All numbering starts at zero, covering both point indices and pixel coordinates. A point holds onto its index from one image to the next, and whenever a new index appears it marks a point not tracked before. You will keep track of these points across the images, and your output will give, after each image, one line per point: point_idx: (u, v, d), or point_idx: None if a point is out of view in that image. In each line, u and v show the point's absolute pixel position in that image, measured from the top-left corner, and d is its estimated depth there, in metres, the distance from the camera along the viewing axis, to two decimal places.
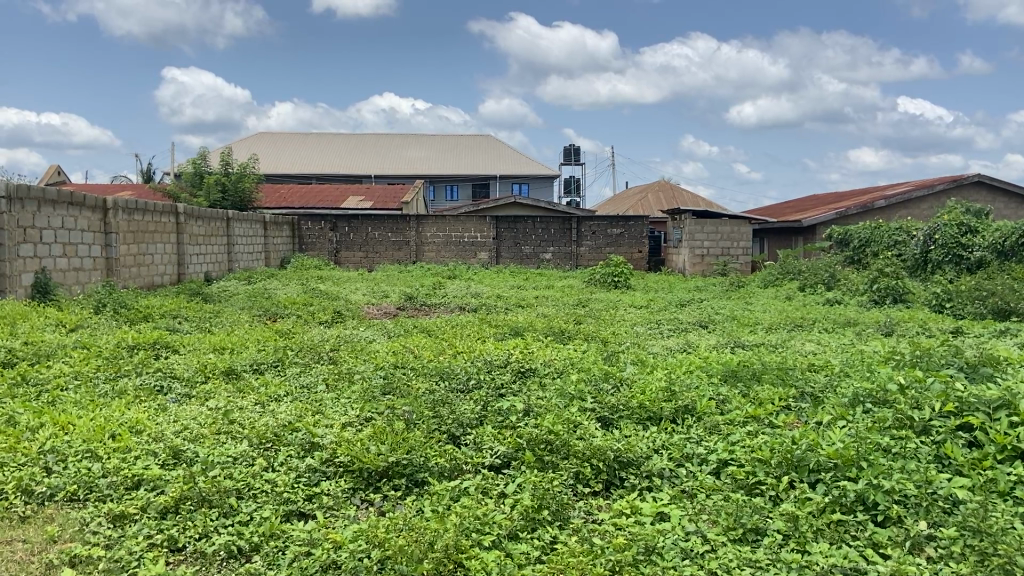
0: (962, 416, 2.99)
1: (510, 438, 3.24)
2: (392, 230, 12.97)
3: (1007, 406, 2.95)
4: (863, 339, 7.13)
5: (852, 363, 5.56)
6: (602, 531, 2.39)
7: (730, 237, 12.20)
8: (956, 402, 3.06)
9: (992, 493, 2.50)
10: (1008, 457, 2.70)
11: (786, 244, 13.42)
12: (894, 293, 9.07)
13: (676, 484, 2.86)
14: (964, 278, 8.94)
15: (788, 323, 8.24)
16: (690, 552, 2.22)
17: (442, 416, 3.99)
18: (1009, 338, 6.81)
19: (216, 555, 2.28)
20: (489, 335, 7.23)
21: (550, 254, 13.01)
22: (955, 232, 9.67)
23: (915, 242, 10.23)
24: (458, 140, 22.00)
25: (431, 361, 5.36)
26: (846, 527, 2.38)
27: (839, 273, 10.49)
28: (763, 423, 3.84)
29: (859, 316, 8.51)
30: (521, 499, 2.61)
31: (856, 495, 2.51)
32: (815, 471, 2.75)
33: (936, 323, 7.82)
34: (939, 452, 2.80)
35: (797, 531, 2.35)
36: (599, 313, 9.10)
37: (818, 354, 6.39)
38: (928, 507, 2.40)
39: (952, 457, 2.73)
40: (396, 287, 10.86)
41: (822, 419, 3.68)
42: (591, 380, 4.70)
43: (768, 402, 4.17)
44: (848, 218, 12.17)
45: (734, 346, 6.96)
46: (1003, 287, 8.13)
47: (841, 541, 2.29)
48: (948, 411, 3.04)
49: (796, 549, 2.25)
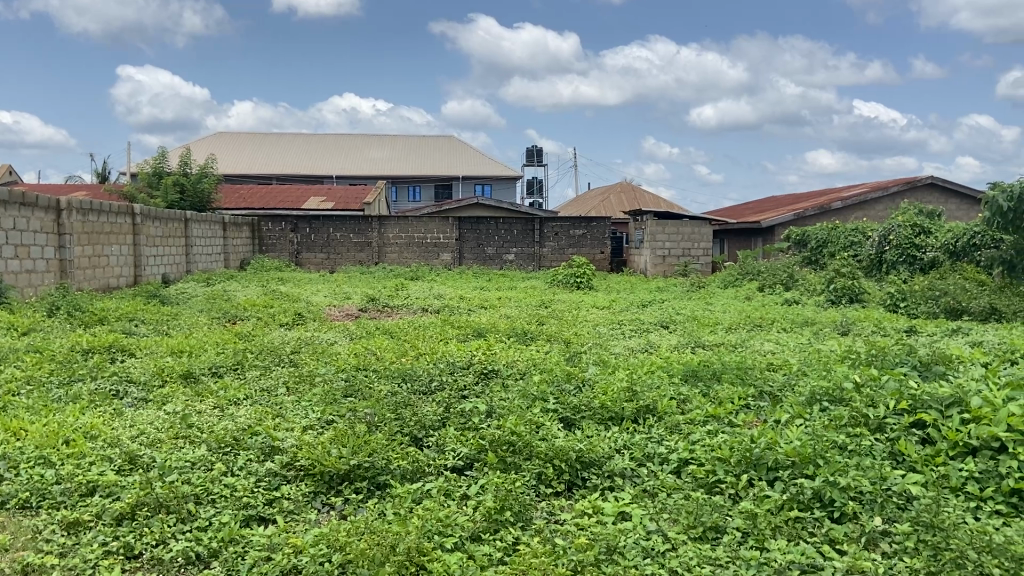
0: (916, 413, 3.05)
1: (473, 439, 3.22)
2: (354, 231, 12.85)
3: (958, 404, 3.00)
4: (820, 339, 7.26)
5: (810, 362, 5.66)
6: (564, 532, 2.39)
7: (691, 238, 12.31)
8: (910, 400, 3.12)
9: (945, 488, 2.55)
10: (960, 452, 2.74)
11: (746, 245, 13.56)
12: (850, 293, 9.26)
13: (638, 483, 2.87)
14: (918, 278, 9.17)
15: (747, 322, 8.36)
16: (651, 551, 2.24)
17: (404, 419, 3.97)
18: (961, 337, 7.00)
19: (173, 561, 2.23)
20: (452, 336, 7.21)
21: (512, 255, 13.02)
22: (909, 233, 9.96)
23: (870, 243, 10.46)
24: (421, 141, 21.92)
25: (393, 363, 5.32)
26: (803, 524, 2.41)
27: (797, 274, 10.66)
28: (723, 422, 3.88)
29: (816, 316, 8.66)
30: (484, 501, 2.60)
31: (813, 491, 2.54)
32: (773, 469, 2.78)
33: (891, 322, 8.00)
34: (893, 449, 2.86)
35: (756, 528, 2.37)
36: (562, 314, 9.14)
37: (776, 354, 6.47)
38: (883, 503, 2.45)
39: (906, 454, 2.79)
40: (358, 288, 10.77)
41: (780, 417, 3.73)
42: (554, 381, 4.71)
43: (728, 401, 4.22)
44: (807, 219, 12.35)
45: (695, 346, 7.04)
46: (954, 286, 8.37)
47: (799, 537, 2.32)
48: (902, 409, 3.10)
49: (755, 547, 2.27)
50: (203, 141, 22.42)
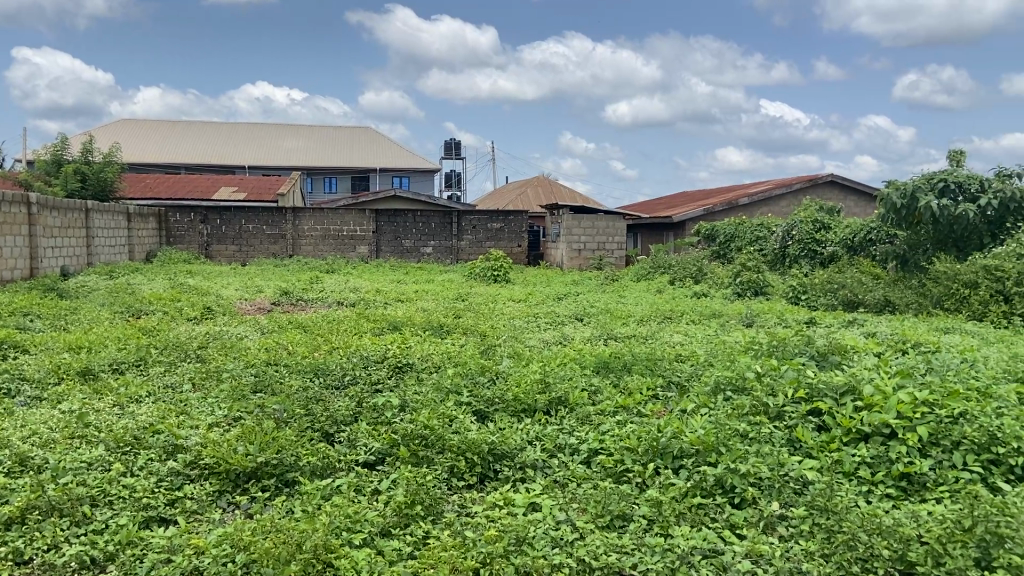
0: (812, 402, 3.16)
1: (385, 434, 3.18)
2: (267, 222, 12.56)
3: (851, 392, 3.13)
4: (726, 330, 7.49)
5: (716, 353, 5.83)
6: (475, 524, 2.38)
7: (606, 232, 12.53)
8: (807, 389, 3.24)
9: (838, 473, 2.65)
10: (853, 439, 2.84)
11: (659, 239, 13.87)
12: (755, 286, 9.58)
13: (548, 474, 2.90)
14: (818, 272, 9.55)
15: (658, 315, 8.55)
16: (559, 540, 2.24)
17: (314, 415, 3.90)
18: (856, 328, 7.32)
19: (66, 566, 2.10)
20: (367, 330, 7.12)
21: (430, 248, 12.97)
22: (810, 229, 10.41)
23: (775, 238, 10.86)
24: (337, 131, 21.58)
25: (306, 358, 5.21)
26: (705, 510, 2.46)
27: (705, 268, 10.97)
28: (632, 412, 3.95)
29: (722, 308, 8.92)
30: (395, 496, 2.57)
31: (715, 479, 2.61)
32: (678, 457, 2.86)
33: (793, 314, 8.32)
34: (791, 436, 2.95)
35: (661, 515, 2.41)
36: (478, 307, 9.15)
37: (685, 345, 6.65)
38: (780, 488, 2.53)
39: (803, 440, 2.88)
40: (271, 282, 10.52)
41: (686, 407, 3.82)
42: (467, 375, 4.69)
43: (638, 391, 4.31)
44: (715, 214, 12.71)
45: (608, 338, 7.15)
46: (852, 280, 8.75)
47: (701, 523, 2.36)
48: (800, 397, 3.20)
49: (660, 533, 2.32)
50: (105, 128, 21.48)
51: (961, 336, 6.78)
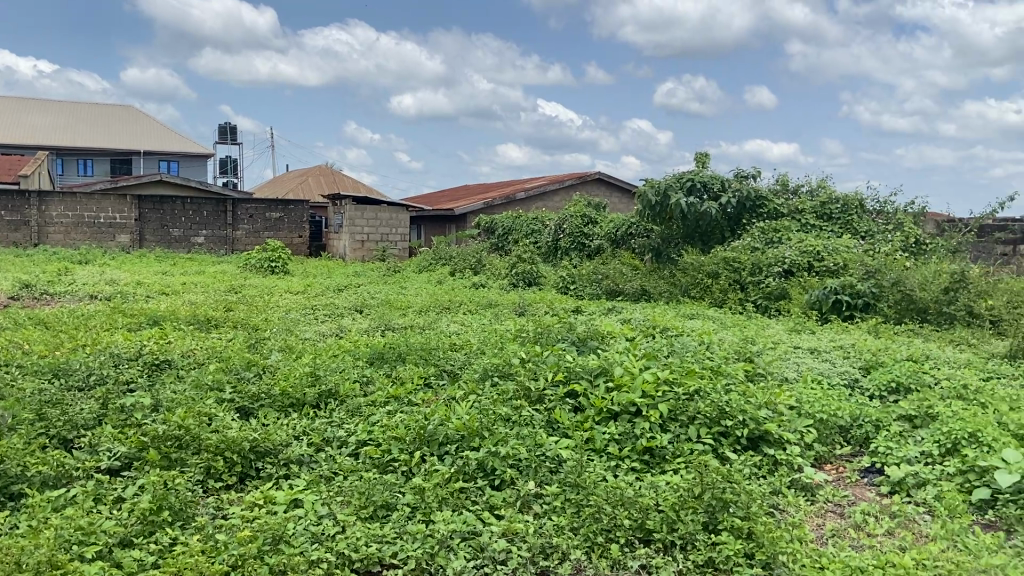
0: (569, 384, 3.29)
1: (132, 437, 2.67)
2: (5, 207, 11.20)
3: (603, 373, 3.31)
4: (499, 319, 7.67)
5: (488, 341, 5.92)
6: (229, 526, 2.09)
7: (389, 223, 12.49)
8: (565, 372, 3.36)
9: (590, 451, 2.78)
10: (604, 417, 3.02)
11: (441, 230, 14.02)
12: (528, 277, 9.93)
13: (314, 469, 2.64)
14: (585, 263, 10.08)
15: (436, 305, 8.59)
16: (319, 536, 2.08)
17: (48, 421, 3.09)
18: (613, 315, 7.78)
19: None
20: (120, 325, 6.50)
21: (202, 238, 12.20)
22: (579, 223, 11.02)
23: (547, 231, 11.39)
24: (93, 109, 19.70)
25: (42, 357, 4.63)
26: (467, 494, 2.42)
27: (484, 259, 11.23)
28: (403, 402, 3.73)
29: (498, 298, 9.14)
30: (138, 502, 2.16)
31: (475, 463, 2.59)
32: (444, 444, 2.76)
33: (561, 303, 8.69)
34: (550, 417, 3.03)
35: (424, 501, 2.32)
36: (252, 300, 8.70)
37: (460, 335, 6.72)
38: (536, 468, 2.56)
39: (560, 421, 2.98)
40: (9, 274, 9.36)
41: (454, 394, 3.70)
42: (233, 369, 4.14)
43: (410, 380, 4.06)
44: (494, 208, 13.08)
45: (385, 329, 7.06)
46: (614, 271, 9.29)
47: (462, 506, 2.31)
48: (558, 379, 3.31)
49: (422, 520, 2.23)
50: None
51: (703, 322, 7.37)
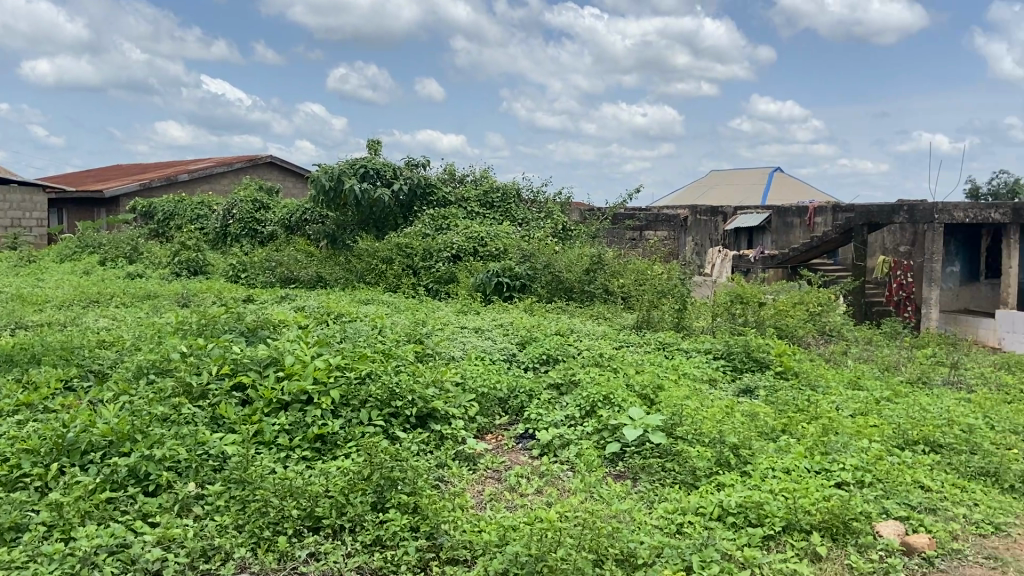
0: (236, 375, 3.15)
1: None
2: None
3: (274, 363, 3.22)
4: (158, 312, 6.98)
5: (143, 335, 5.32)
6: None
7: (19, 207, 10.87)
8: (232, 364, 3.21)
9: (259, 444, 2.73)
10: (274, 408, 2.96)
11: (88, 215, 12.50)
12: (193, 265, 9.24)
13: None
14: (256, 251, 9.67)
15: (82, 298, 7.56)
16: None
17: None
18: (286, 303, 7.56)
19: None
20: None
21: None
22: (251, 209, 10.57)
23: (217, 217, 10.83)
24: None
25: None
26: (115, 505, 2.22)
27: (140, 247, 10.20)
28: (40, 412, 2.97)
29: (159, 289, 8.36)
30: None
31: (128, 469, 2.37)
32: (88, 452, 2.46)
33: (231, 292, 8.21)
34: (214, 413, 2.89)
35: (63, 519, 2.08)
36: None
37: (110, 331, 5.97)
38: (198, 468, 2.44)
39: (226, 417, 2.85)
40: None
41: (104, 396, 3.04)
42: None
43: (44, 385, 3.22)
44: (152, 190, 12.01)
45: (13, 328, 6.04)
46: (287, 258, 8.99)
47: (110, 519, 2.12)
48: (224, 372, 3.16)
49: (60, 539, 2.01)
50: None
51: (376, 308, 7.39)
